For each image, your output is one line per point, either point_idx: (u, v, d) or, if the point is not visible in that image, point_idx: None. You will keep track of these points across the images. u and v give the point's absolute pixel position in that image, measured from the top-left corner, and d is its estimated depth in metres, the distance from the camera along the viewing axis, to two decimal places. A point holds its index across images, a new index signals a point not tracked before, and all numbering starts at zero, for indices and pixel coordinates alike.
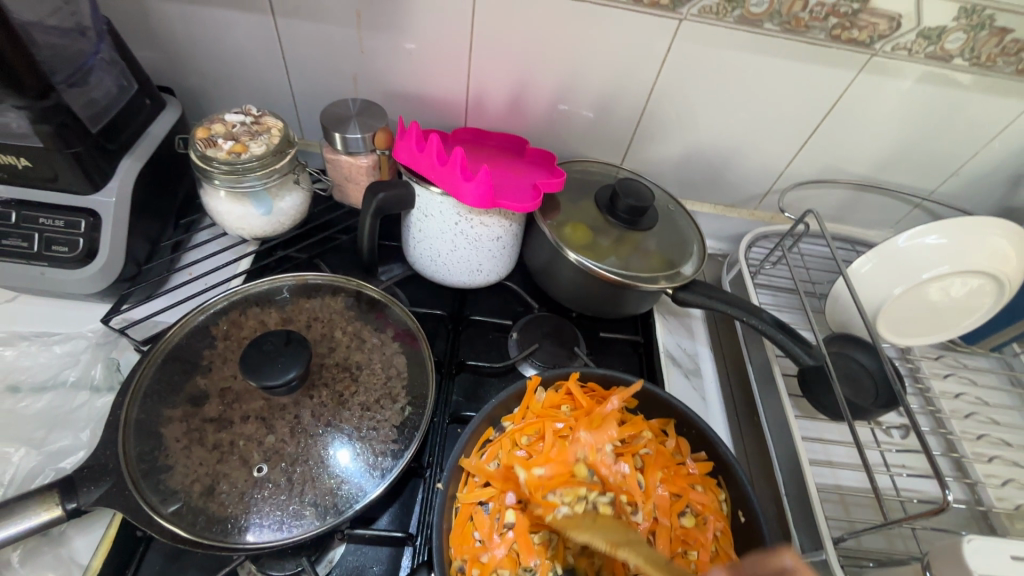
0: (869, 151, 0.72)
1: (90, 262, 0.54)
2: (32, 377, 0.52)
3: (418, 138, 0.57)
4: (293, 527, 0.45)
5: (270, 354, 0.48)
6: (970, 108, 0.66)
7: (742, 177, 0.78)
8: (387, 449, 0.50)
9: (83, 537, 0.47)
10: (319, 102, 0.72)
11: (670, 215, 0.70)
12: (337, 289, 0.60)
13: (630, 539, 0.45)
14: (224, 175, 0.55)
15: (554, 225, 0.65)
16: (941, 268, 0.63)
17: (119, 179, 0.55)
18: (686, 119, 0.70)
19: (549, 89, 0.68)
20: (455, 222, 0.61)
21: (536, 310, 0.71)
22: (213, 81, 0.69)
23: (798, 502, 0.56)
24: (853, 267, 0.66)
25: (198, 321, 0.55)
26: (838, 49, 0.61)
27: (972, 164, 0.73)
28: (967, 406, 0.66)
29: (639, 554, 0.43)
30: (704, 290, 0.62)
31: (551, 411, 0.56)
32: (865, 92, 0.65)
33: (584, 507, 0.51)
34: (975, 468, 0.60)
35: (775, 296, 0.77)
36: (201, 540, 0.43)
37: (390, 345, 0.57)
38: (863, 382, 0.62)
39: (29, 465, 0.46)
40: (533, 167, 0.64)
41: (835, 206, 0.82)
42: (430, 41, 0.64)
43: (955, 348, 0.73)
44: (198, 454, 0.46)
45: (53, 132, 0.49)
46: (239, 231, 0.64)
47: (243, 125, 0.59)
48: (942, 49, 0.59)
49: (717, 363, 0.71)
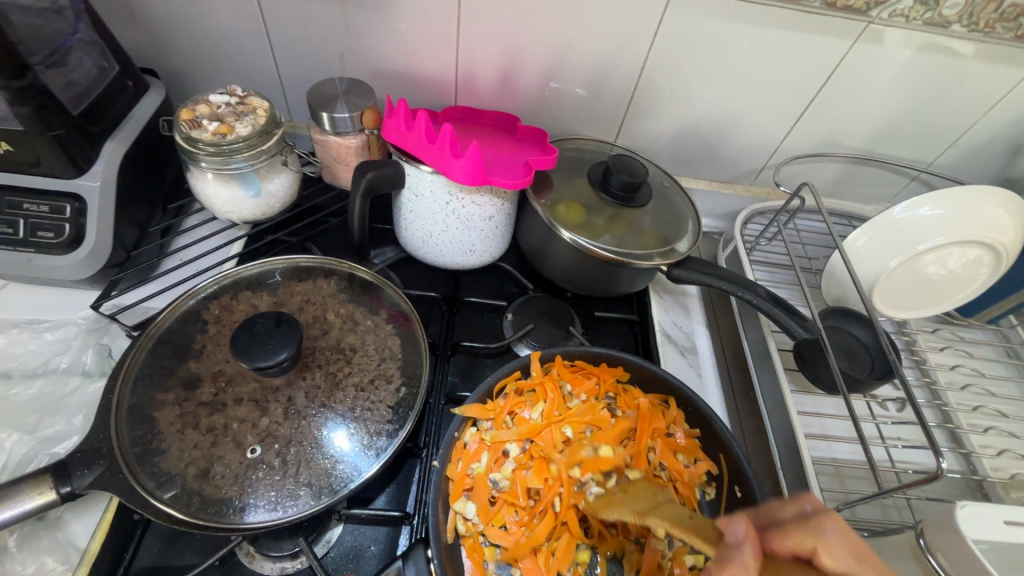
0: (865, 123, 0.71)
1: (76, 248, 0.54)
2: (23, 364, 0.51)
3: (406, 115, 0.56)
4: (289, 507, 0.45)
5: (261, 337, 0.47)
6: (968, 76, 0.65)
7: (737, 153, 0.77)
8: (382, 429, 0.50)
9: (79, 522, 0.47)
10: (307, 83, 0.71)
11: (664, 192, 0.69)
12: (330, 272, 0.60)
13: (661, 504, 0.45)
14: (210, 156, 0.54)
15: (548, 204, 0.64)
16: (938, 238, 0.62)
17: (103, 164, 0.54)
18: (681, 93, 0.69)
19: (540, 64, 0.67)
20: (446, 201, 0.60)
21: (531, 291, 0.71)
22: (197, 61, 0.68)
23: (794, 476, 0.56)
24: (848, 241, 0.65)
25: (188, 305, 0.54)
26: (834, 17, 0.60)
27: (970, 134, 0.72)
28: (963, 378, 0.67)
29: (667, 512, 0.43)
30: (698, 267, 0.61)
31: (502, 420, 0.53)
32: (861, 61, 0.64)
33: (499, 447, 0.51)
34: (970, 439, 0.61)
35: (771, 272, 0.77)
36: (197, 521, 0.43)
37: (383, 327, 0.57)
38: (858, 355, 0.62)
39: (21, 451, 0.46)
40: (526, 145, 0.63)
41: (832, 181, 0.81)
42: (419, 16, 0.62)
43: (951, 321, 0.73)
44: (192, 438, 0.46)
45: (33, 114, 0.48)
46: (228, 215, 0.63)
47: (228, 106, 0.58)
48: (939, 16, 0.58)
49: (713, 341, 0.71)
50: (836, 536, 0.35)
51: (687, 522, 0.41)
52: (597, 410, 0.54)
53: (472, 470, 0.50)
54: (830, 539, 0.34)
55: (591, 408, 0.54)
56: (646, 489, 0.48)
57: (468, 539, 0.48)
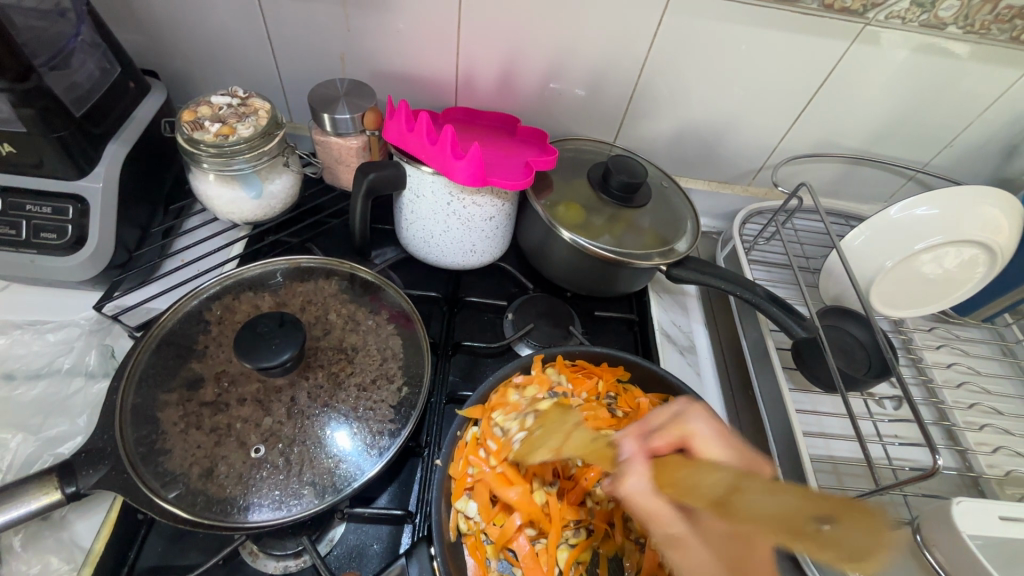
0: (863, 123, 0.72)
1: (79, 249, 0.54)
2: (26, 365, 0.52)
3: (407, 117, 0.57)
4: (293, 506, 0.45)
5: (265, 337, 0.47)
6: (963, 77, 0.65)
7: (735, 154, 0.78)
8: (384, 428, 0.50)
9: (84, 522, 0.47)
10: (307, 84, 0.71)
11: (663, 192, 0.70)
12: (331, 272, 0.60)
13: (570, 433, 0.46)
14: (212, 157, 0.54)
15: (548, 204, 0.65)
16: (934, 238, 0.63)
17: (106, 165, 0.54)
18: (680, 94, 0.70)
19: (540, 66, 0.67)
20: (447, 201, 0.60)
21: (531, 291, 0.71)
22: (198, 63, 0.68)
23: (793, 473, 0.57)
24: (845, 241, 0.66)
25: (191, 306, 0.54)
26: (831, 19, 0.60)
27: (966, 135, 0.72)
28: (959, 376, 0.67)
29: (575, 443, 0.45)
30: (696, 267, 0.62)
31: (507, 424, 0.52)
32: (858, 63, 0.64)
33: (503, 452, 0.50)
34: (966, 437, 0.61)
35: (769, 272, 0.78)
36: (202, 520, 0.43)
37: (385, 327, 0.57)
38: (855, 354, 0.62)
39: (26, 451, 0.46)
40: (526, 146, 0.64)
41: (829, 181, 0.82)
42: (420, 18, 0.63)
43: (947, 320, 0.74)
44: (196, 438, 0.46)
45: (36, 115, 0.48)
46: (230, 216, 0.63)
47: (230, 108, 0.58)
48: (935, 17, 0.59)
49: (711, 340, 0.72)
50: (698, 420, 0.43)
51: (593, 445, 0.44)
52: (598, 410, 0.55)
53: (475, 472, 0.50)
54: (696, 425, 0.43)
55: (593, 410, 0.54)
56: (558, 416, 0.50)
57: (470, 537, 0.48)
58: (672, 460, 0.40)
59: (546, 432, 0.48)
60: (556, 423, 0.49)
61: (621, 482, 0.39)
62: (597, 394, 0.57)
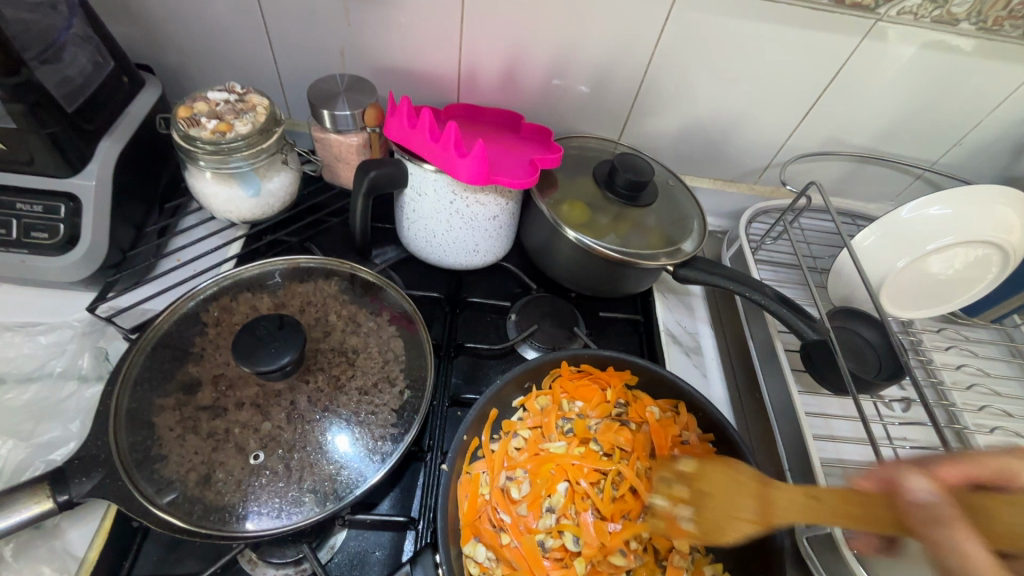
0: (871, 121, 0.71)
1: (72, 249, 0.52)
2: (16, 368, 0.50)
3: (410, 113, 0.55)
4: (293, 514, 0.44)
5: (264, 340, 0.46)
6: (974, 74, 0.64)
7: (741, 151, 0.77)
8: (387, 433, 0.49)
9: (77, 530, 0.46)
10: (306, 80, 0.69)
11: (669, 191, 0.68)
12: (331, 273, 0.58)
13: (771, 486, 0.38)
14: (209, 155, 0.53)
15: (552, 203, 0.64)
16: (946, 238, 0.62)
17: (99, 163, 0.53)
18: (686, 91, 0.69)
19: (544, 62, 0.66)
20: (450, 200, 0.59)
21: (534, 291, 0.70)
22: (194, 57, 0.66)
23: (802, 477, 0.56)
24: (856, 241, 0.65)
25: (187, 307, 0.53)
26: (842, 14, 0.59)
27: (976, 133, 0.71)
28: (969, 378, 0.66)
29: (788, 509, 0.37)
30: (704, 267, 0.60)
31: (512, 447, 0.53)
32: (868, 60, 0.63)
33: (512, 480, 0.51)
34: (976, 440, 0.61)
35: (775, 272, 0.77)
36: (198, 529, 0.42)
37: (386, 329, 0.56)
38: (864, 355, 0.61)
39: (17, 458, 0.45)
40: (530, 143, 0.62)
41: (836, 180, 0.81)
42: (422, 12, 0.61)
43: (955, 321, 0.73)
44: (193, 443, 0.45)
45: (27, 112, 0.47)
46: (227, 215, 0.62)
47: (227, 104, 0.56)
48: (948, 13, 0.58)
49: (717, 341, 0.70)
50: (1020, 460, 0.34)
51: (829, 506, 0.36)
52: (607, 429, 0.55)
53: (485, 494, 0.50)
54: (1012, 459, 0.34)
55: (601, 430, 0.55)
56: (716, 472, 0.40)
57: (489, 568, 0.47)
58: (991, 505, 0.31)
59: (723, 499, 0.39)
60: (722, 475, 0.40)
61: (936, 548, 0.30)
62: (608, 407, 0.56)
